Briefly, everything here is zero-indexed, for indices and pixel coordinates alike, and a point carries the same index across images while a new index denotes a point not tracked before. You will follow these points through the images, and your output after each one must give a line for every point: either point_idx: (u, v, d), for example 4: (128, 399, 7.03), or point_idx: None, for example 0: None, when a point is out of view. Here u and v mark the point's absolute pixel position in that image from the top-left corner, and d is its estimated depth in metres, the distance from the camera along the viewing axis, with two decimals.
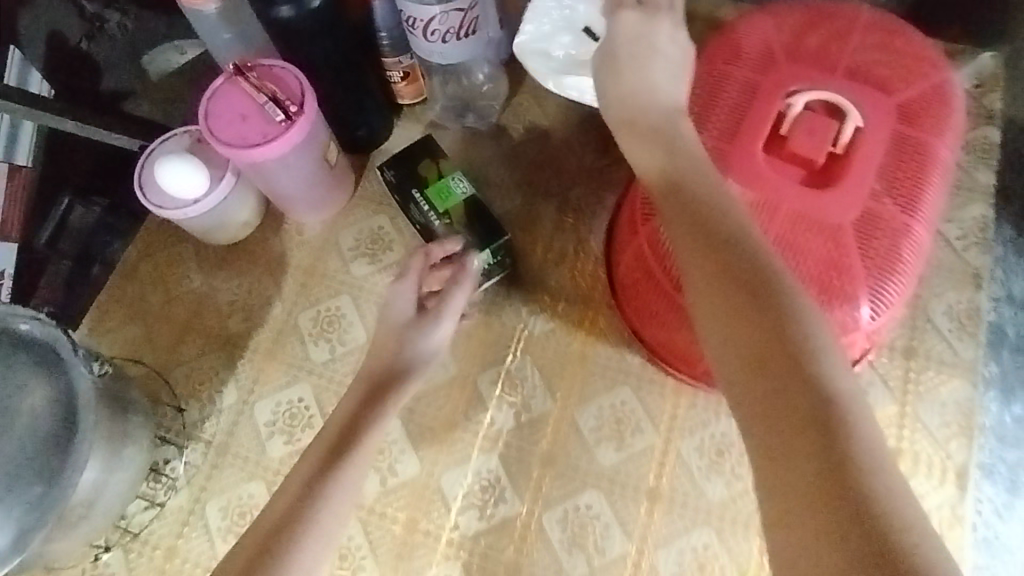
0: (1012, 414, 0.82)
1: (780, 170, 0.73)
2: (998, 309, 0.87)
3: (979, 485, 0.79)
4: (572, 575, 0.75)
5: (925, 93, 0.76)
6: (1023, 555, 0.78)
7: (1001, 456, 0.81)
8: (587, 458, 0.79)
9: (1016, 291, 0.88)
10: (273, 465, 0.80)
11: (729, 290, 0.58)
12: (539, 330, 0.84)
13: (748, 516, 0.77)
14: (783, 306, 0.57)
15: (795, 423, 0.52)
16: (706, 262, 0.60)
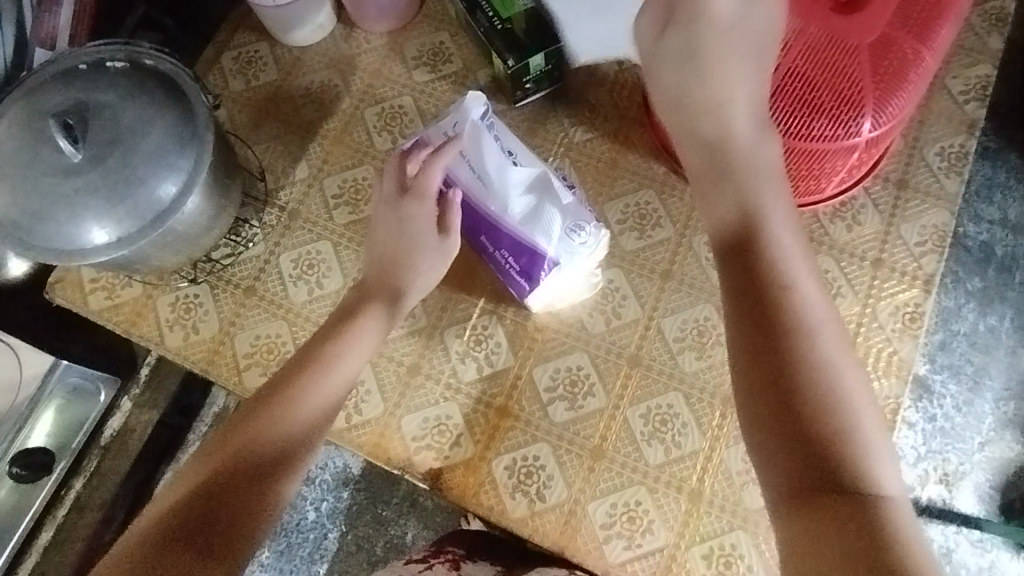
0: (984, 321, 1.22)
1: None
2: (992, 232, 1.26)
3: (949, 382, 1.21)
4: (591, 332, 0.85)
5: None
6: (959, 431, 1.19)
7: (968, 360, 1.21)
8: (611, 242, 0.88)
9: (1009, 216, 1.26)
10: (339, 229, 0.92)
11: (768, 350, 0.61)
12: (578, 139, 0.94)
13: None
14: (812, 366, 0.60)
15: (796, 419, 0.58)
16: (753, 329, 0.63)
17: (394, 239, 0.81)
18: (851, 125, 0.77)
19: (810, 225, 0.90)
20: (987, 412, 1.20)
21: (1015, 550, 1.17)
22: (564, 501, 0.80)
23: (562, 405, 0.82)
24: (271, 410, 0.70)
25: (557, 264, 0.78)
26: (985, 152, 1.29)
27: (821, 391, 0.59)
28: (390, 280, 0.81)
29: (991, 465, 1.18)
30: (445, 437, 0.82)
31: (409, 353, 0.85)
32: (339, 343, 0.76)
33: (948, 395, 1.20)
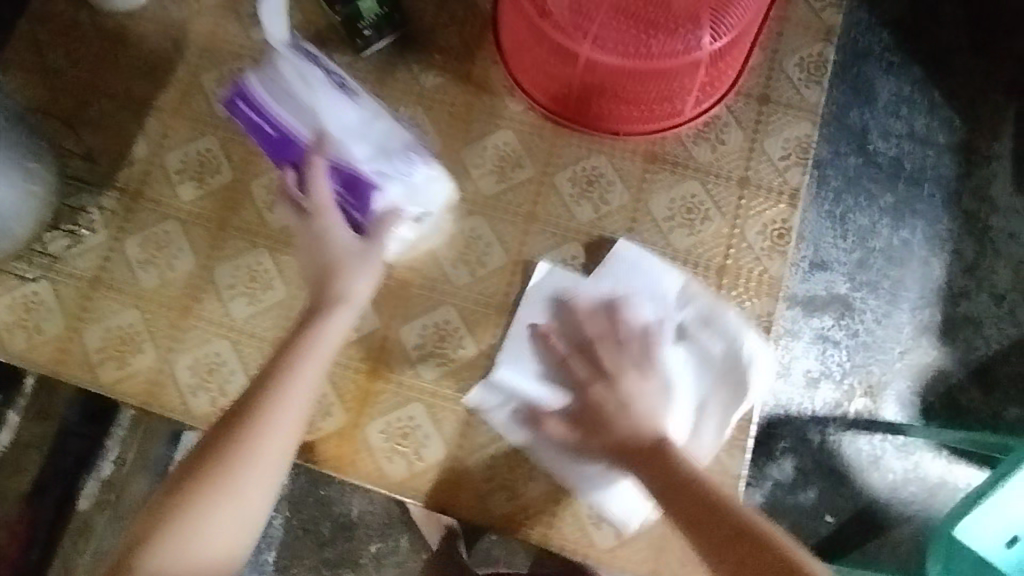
0: (898, 235, 1.25)
1: None
2: (902, 145, 1.28)
3: (867, 298, 1.23)
4: (456, 282, 0.82)
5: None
6: (879, 340, 1.22)
7: (885, 273, 1.24)
8: (472, 187, 0.85)
9: (917, 128, 1.28)
10: (185, 206, 0.87)
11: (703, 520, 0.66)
12: (430, 86, 0.89)
13: (617, 231, 0.84)
14: (741, 519, 0.65)
15: (753, 559, 0.63)
16: (679, 498, 0.67)
17: (319, 258, 0.72)
18: (691, 39, 0.74)
19: (676, 148, 0.86)
20: (905, 322, 1.23)
21: (936, 449, 1.19)
22: (443, 458, 0.78)
23: (433, 362, 0.80)
24: (207, 466, 0.66)
25: (384, 184, 0.75)
26: (888, 66, 1.29)
27: (767, 542, 0.63)
28: (315, 330, 0.71)
29: (912, 371, 1.21)
30: (315, 409, 0.79)
31: (273, 327, 0.83)
32: (254, 437, 0.66)
33: (868, 311, 1.23)
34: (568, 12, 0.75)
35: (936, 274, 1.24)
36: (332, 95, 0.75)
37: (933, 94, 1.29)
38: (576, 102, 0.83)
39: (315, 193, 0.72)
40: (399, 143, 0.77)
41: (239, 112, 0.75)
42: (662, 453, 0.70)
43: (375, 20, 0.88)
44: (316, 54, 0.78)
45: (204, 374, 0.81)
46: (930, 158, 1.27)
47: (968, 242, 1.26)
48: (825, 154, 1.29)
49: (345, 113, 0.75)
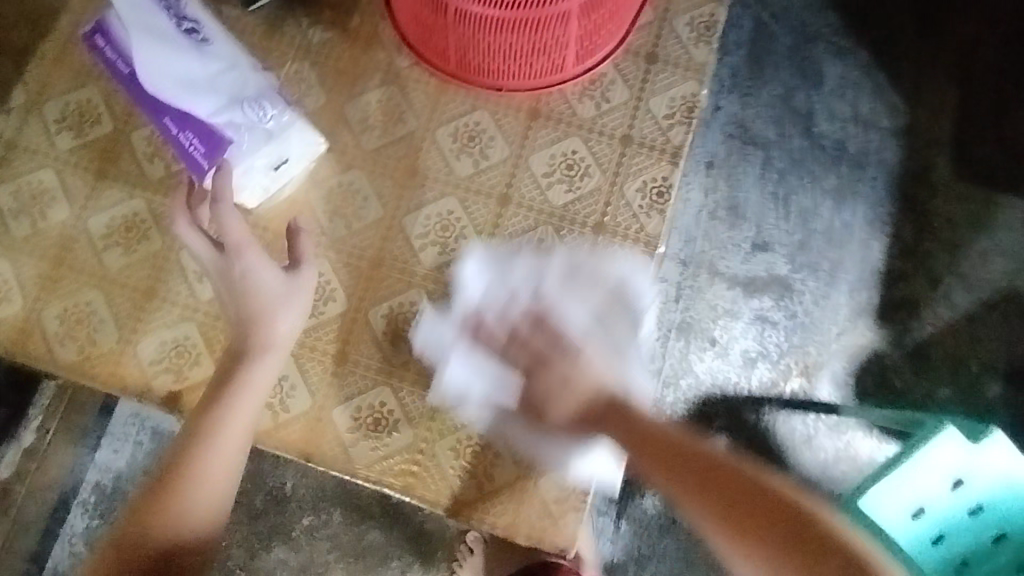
0: (840, 218, 1.25)
1: None
2: (847, 128, 1.29)
3: (807, 279, 1.24)
4: (333, 237, 0.82)
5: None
6: (815, 323, 1.23)
7: (824, 255, 1.24)
8: (352, 142, 0.84)
9: (862, 112, 1.28)
10: (61, 155, 0.85)
11: (683, 474, 0.69)
12: (317, 40, 0.88)
13: (491, 189, 0.83)
14: (722, 463, 0.69)
15: (735, 493, 0.66)
16: (667, 467, 0.70)
17: (242, 302, 0.74)
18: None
19: (558, 106, 0.86)
20: (842, 303, 1.23)
21: (866, 428, 1.20)
22: (309, 410, 0.79)
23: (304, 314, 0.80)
24: (161, 500, 0.67)
25: (237, 136, 0.72)
26: (836, 51, 1.30)
27: (747, 473, 0.67)
28: (254, 349, 0.74)
29: (846, 352, 1.22)
30: (185, 359, 0.79)
31: (142, 278, 0.81)
32: (205, 463, 0.69)
33: (808, 292, 1.23)
34: None
35: (876, 256, 1.25)
36: (180, 39, 0.70)
37: (879, 79, 1.29)
38: (457, 56, 0.82)
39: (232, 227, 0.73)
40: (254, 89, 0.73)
41: (103, 50, 0.77)
42: (643, 428, 0.73)
43: None
44: None
45: (72, 324, 0.80)
46: (872, 142, 1.28)
47: (906, 223, 1.26)
48: (771, 135, 1.28)
49: (190, 58, 0.71)
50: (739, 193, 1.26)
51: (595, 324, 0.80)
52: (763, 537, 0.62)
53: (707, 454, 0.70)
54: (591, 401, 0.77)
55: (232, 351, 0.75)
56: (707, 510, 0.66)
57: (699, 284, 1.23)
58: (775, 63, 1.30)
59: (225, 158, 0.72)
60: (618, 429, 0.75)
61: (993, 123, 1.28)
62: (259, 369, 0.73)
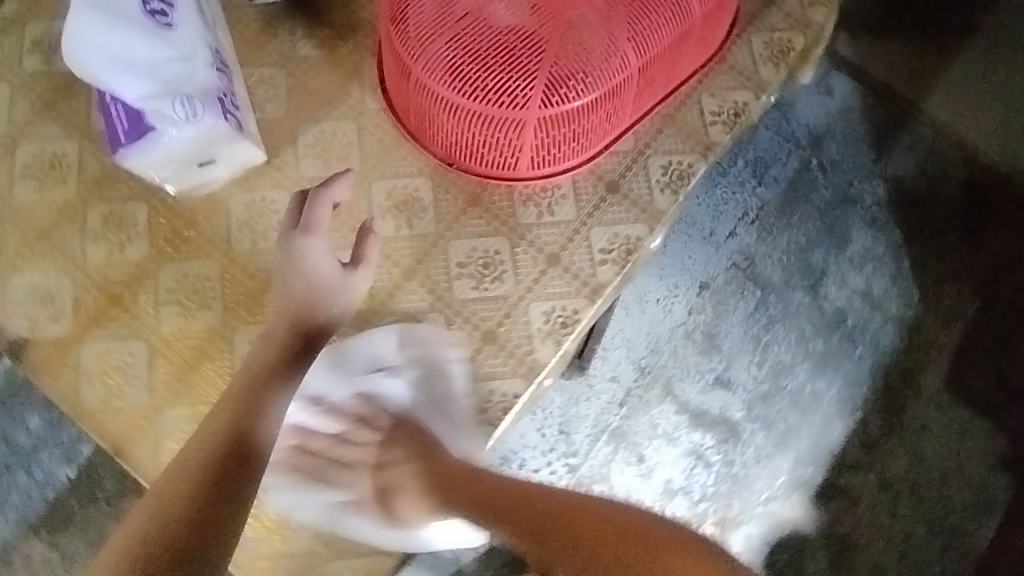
0: (812, 384, 1.18)
1: None
2: (853, 299, 1.22)
3: (757, 432, 1.17)
4: (234, 248, 0.80)
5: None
6: (749, 478, 1.15)
7: (783, 416, 1.17)
8: (293, 164, 0.83)
9: (874, 289, 1.22)
10: (23, 76, 0.85)
11: (485, 511, 0.72)
12: (302, 54, 0.87)
13: (401, 259, 0.82)
14: (529, 489, 0.72)
15: (534, 508, 0.69)
16: (476, 507, 0.73)
17: (296, 279, 0.72)
18: (508, 93, 0.74)
19: (501, 201, 0.83)
20: (784, 469, 1.16)
21: None
22: (141, 406, 0.76)
23: (173, 311, 0.78)
24: (231, 448, 0.64)
25: (161, 127, 0.70)
26: (870, 219, 1.24)
27: (549, 492, 0.71)
28: (306, 330, 0.72)
29: (771, 520, 1.14)
30: (47, 310, 0.78)
31: (44, 220, 0.81)
32: (249, 417, 0.66)
33: (754, 445, 1.17)
34: (413, 29, 0.75)
35: (834, 436, 1.17)
36: (140, 19, 0.68)
37: (902, 263, 1.22)
38: (417, 122, 0.82)
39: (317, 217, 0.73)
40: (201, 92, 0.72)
41: None
42: (456, 470, 0.76)
43: None
44: None
45: None
46: (873, 320, 1.21)
47: (878, 414, 1.18)
48: (775, 278, 1.22)
49: (140, 38, 0.68)
50: (721, 323, 1.20)
51: (423, 388, 0.80)
52: (554, 537, 0.63)
53: (518, 487, 0.73)
54: (410, 450, 0.78)
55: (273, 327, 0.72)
56: (507, 531, 0.69)
57: (648, 398, 1.17)
58: (804, 210, 1.24)
59: (145, 141, 0.71)
60: (455, 504, 0.74)
61: (991, 354, 1.19)
62: (308, 347, 0.72)
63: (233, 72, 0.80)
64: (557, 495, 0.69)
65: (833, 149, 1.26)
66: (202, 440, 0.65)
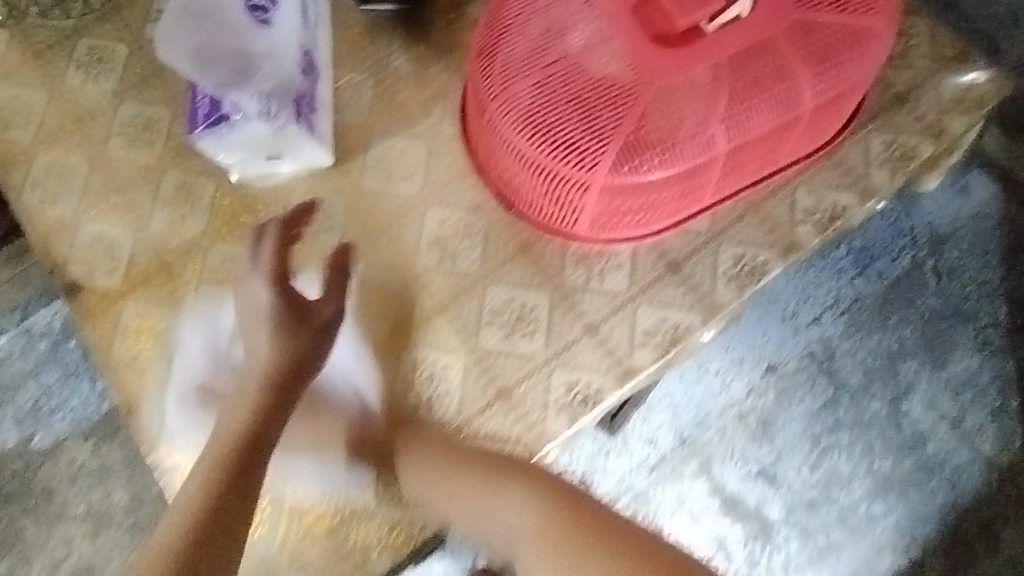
0: (868, 506, 1.05)
1: (632, 12, 0.69)
2: (939, 426, 1.08)
3: (790, 542, 1.05)
4: None
5: (829, 27, 0.69)
6: None
7: (825, 533, 1.05)
8: (357, 173, 0.83)
9: (967, 422, 1.08)
10: (141, 38, 0.89)
11: (534, 503, 0.72)
12: (394, 65, 0.86)
13: (434, 292, 0.80)
14: (564, 500, 0.72)
15: (595, 529, 0.70)
16: (507, 515, 0.73)
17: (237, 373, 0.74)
18: (580, 155, 0.69)
19: (551, 255, 0.79)
20: None
21: None
22: (159, 372, 0.79)
23: (213, 292, 0.81)
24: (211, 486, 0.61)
25: (235, 117, 0.71)
26: (981, 342, 1.10)
27: (596, 511, 0.72)
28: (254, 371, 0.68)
29: None
30: (105, 261, 0.82)
31: (124, 176, 0.85)
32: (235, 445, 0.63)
33: (784, 555, 1.05)
34: (499, 66, 0.71)
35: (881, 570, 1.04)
36: (242, 12, 0.71)
37: (1010, 401, 1.08)
38: (484, 156, 0.79)
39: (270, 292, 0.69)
40: (279, 89, 0.72)
41: None
42: (455, 465, 0.74)
43: None
44: None
45: (49, 176, 0.85)
46: (957, 455, 1.07)
47: (938, 561, 1.04)
48: (853, 380, 1.09)
49: (237, 29, 0.70)
50: (781, 414, 1.08)
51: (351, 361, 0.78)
52: None
53: (555, 494, 0.73)
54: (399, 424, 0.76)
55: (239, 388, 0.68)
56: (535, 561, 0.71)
57: (681, 472, 1.06)
58: (904, 313, 1.11)
59: (218, 128, 0.72)
60: (452, 504, 0.74)
61: None
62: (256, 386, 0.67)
63: (321, 75, 0.80)
64: (588, 514, 0.71)
65: (954, 254, 1.13)
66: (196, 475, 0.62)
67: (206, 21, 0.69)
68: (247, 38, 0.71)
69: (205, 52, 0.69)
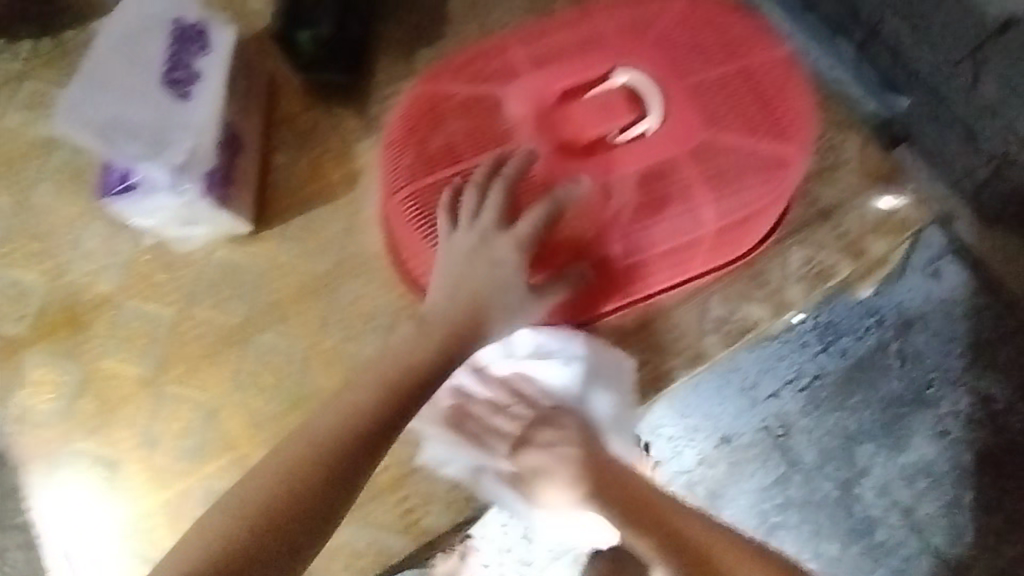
0: None
1: (540, 122, 0.69)
2: (891, 515, 1.02)
3: None
4: (195, 306, 0.82)
5: (731, 152, 0.70)
6: None
7: None
8: (277, 242, 0.84)
9: (919, 513, 1.01)
10: None
11: (639, 517, 0.69)
12: (329, 137, 0.88)
13: (336, 370, 0.80)
14: (666, 515, 0.70)
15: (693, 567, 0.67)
16: (641, 514, 0.69)
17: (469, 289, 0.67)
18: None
19: None
20: None
21: None
22: (57, 426, 0.79)
23: (117, 348, 0.80)
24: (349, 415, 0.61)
25: (144, 187, 0.72)
26: (940, 430, 1.02)
27: (709, 551, 0.68)
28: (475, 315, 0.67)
29: None
30: (17, 308, 0.82)
31: (48, 224, 0.85)
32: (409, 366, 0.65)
33: None
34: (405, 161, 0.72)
35: None
36: (161, 89, 0.72)
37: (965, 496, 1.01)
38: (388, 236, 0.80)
39: (521, 234, 0.66)
40: (190, 159, 0.72)
41: None
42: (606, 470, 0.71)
43: (314, 53, 0.85)
44: (204, 53, 0.76)
45: None
46: (906, 546, 1.01)
47: None
48: (806, 459, 1.02)
49: (153, 105, 0.72)
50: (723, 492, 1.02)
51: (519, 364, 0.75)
52: None
53: (665, 516, 0.70)
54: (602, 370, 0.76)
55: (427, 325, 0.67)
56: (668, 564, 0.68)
57: None
58: (867, 395, 1.03)
59: (127, 196, 0.73)
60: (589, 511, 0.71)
61: None
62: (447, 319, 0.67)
63: (245, 144, 0.82)
64: (698, 537, 0.68)
65: (922, 338, 1.02)
66: (359, 389, 0.64)
67: (120, 99, 0.70)
68: (163, 113, 0.72)
69: (113, 127, 0.70)
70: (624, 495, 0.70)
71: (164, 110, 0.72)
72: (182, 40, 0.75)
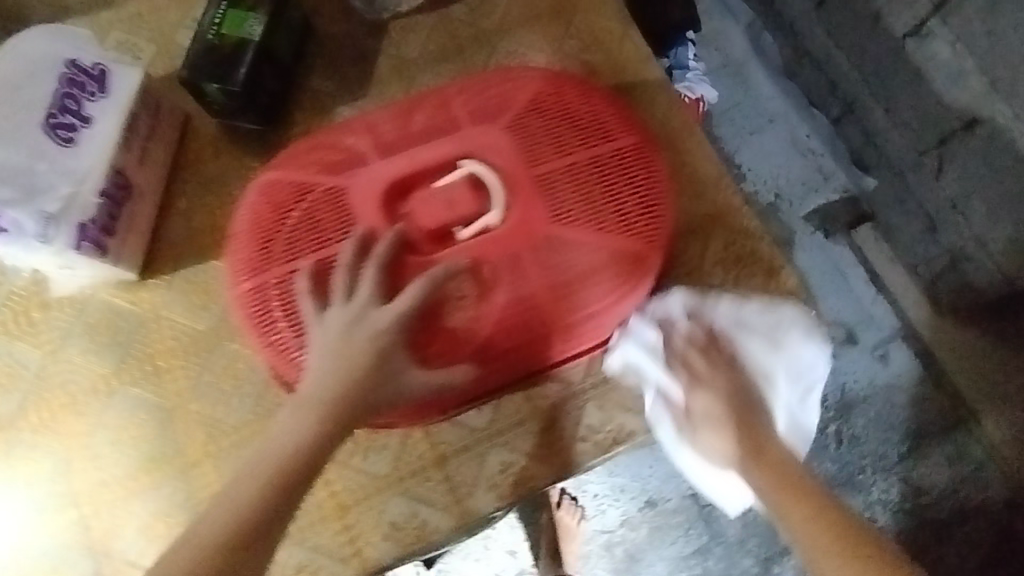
0: None
1: (384, 207, 0.69)
2: None
3: None
4: (64, 348, 0.79)
5: (580, 246, 0.70)
6: None
7: None
8: (158, 290, 0.81)
9: None
10: None
11: (789, 508, 0.65)
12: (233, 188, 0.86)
13: (197, 434, 0.76)
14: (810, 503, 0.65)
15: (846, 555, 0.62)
16: (794, 504, 0.65)
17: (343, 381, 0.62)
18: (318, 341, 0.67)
19: None
20: None
21: None
22: None
23: None
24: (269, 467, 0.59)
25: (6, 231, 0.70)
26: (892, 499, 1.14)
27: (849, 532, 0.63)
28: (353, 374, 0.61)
29: None
30: None
31: None
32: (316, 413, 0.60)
33: None
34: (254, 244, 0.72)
35: None
36: (40, 133, 0.71)
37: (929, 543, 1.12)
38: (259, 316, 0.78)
39: (400, 308, 0.62)
40: (62, 208, 0.70)
41: None
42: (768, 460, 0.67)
43: (224, 103, 0.83)
44: (97, 97, 0.74)
45: None
46: None
47: None
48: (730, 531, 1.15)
49: (28, 148, 0.70)
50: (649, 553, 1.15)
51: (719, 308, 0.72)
52: None
53: (805, 508, 0.65)
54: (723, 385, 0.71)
55: (310, 404, 0.60)
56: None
57: None
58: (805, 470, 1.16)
59: None
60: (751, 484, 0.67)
61: None
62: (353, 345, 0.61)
63: (136, 190, 0.79)
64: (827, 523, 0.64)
65: (858, 422, 1.17)
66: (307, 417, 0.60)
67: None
68: (38, 157, 0.70)
69: None
70: (768, 479, 0.66)
71: (42, 154, 0.70)
72: (74, 84, 0.73)
